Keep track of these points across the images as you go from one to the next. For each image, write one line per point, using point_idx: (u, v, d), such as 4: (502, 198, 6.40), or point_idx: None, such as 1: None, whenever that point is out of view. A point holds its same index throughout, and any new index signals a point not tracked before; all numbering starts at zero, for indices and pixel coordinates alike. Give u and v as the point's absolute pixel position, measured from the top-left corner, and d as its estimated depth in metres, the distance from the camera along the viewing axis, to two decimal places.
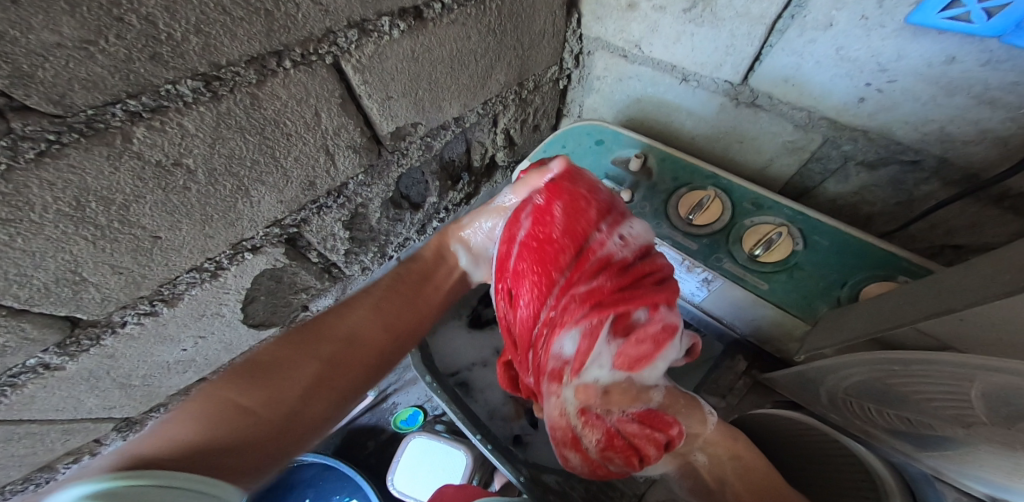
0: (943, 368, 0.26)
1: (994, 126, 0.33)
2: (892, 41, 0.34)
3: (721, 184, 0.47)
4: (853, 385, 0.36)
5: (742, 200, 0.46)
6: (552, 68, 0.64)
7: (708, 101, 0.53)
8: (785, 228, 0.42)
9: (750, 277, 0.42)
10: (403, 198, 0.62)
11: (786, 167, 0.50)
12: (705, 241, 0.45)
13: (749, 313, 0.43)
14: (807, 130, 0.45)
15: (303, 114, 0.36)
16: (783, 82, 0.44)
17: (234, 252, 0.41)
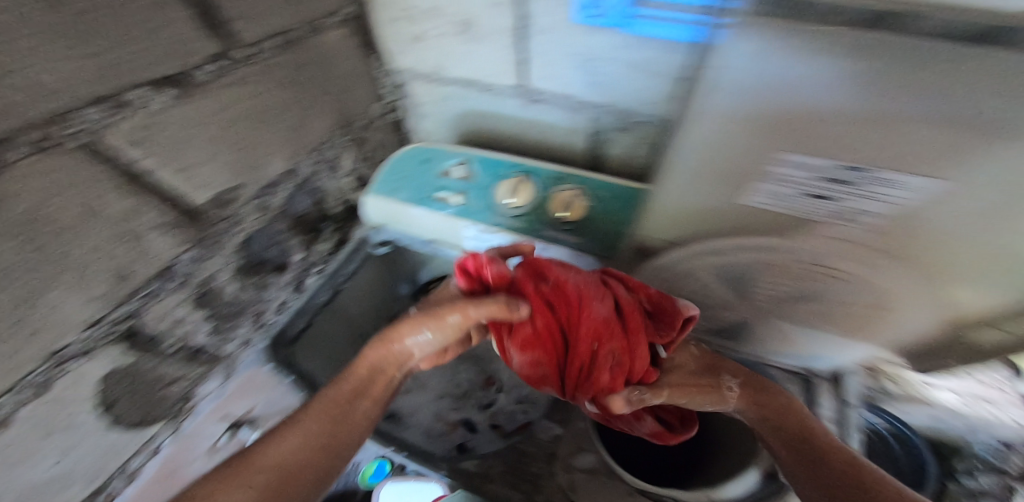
0: (687, 251, 0.38)
1: (664, 83, 0.48)
2: (583, 36, 0.47)
3: (527, 169, 0.54)
4: (658, 297, 0.46)
5: (543, 178, 0.53)
6: (375, 105, 0.69)
7: (509, 104, 0.63)
8: (577, 191, 0.51)
9: (566, 237, 0.50)
10: (263, 263, 0.62)
11: (578, 143, 0.63)
12: (526, 219, 0.52)
13: (580, 266, 0.50)
14: (579, 111, 0.58)
15: (86, 201, 0.37)
16: (546, 79, 0.56)
17: (58, 363, 0.39)
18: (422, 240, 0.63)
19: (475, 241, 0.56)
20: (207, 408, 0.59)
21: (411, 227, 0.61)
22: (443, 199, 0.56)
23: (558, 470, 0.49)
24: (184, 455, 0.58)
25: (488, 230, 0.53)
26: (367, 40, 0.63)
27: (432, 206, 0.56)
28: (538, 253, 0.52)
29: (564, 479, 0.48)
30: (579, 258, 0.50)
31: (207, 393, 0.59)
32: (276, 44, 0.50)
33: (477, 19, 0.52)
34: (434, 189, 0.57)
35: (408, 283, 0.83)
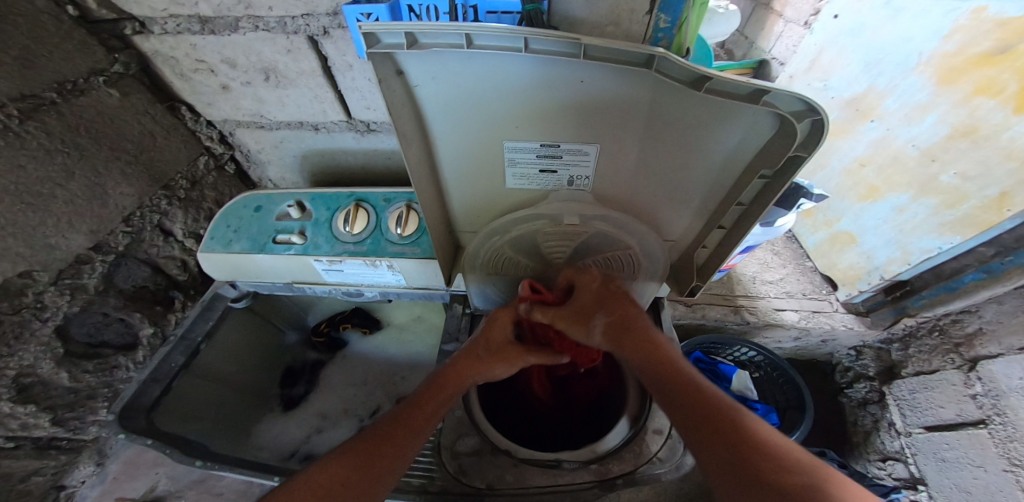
0: (491, 236, 0.46)
1: None
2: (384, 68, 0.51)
3: (359, 196, 0.58)
4: (495, 284, 0.53)
5: (376, 202, 0.57)
6: (201, 160, 0.66)
7: (342, 138, 0.66)
8: (407, 206, 0.55)
9: (408, 250, 0.53)
10: (99, 346, 0.59)
11: None
12: (369, 241, 0.55)
13: (432, 269, 0.53)
14: None
15: None
16: (368, 109, 0.60)
17: None
18: (279, 285, 0.62)
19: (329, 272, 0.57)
20: None
21: (262, 275, 0.59)
22: (284, 241, 0.56)
23: (443, 459, 0.48)
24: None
25: (335, 260, 0.54)
26: (168, 94, 0.60)
27: (274, 249, 0.55)
28: (391, 268, 0.54)
29: (451, 465, 0.47)
30: (425, 265, 0.53)
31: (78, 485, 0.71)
32: (30, 108, 0.44)
33: (276, 66, 0.54)
34: (273, 233, 0.56)
35: (292, 330, 0.80)
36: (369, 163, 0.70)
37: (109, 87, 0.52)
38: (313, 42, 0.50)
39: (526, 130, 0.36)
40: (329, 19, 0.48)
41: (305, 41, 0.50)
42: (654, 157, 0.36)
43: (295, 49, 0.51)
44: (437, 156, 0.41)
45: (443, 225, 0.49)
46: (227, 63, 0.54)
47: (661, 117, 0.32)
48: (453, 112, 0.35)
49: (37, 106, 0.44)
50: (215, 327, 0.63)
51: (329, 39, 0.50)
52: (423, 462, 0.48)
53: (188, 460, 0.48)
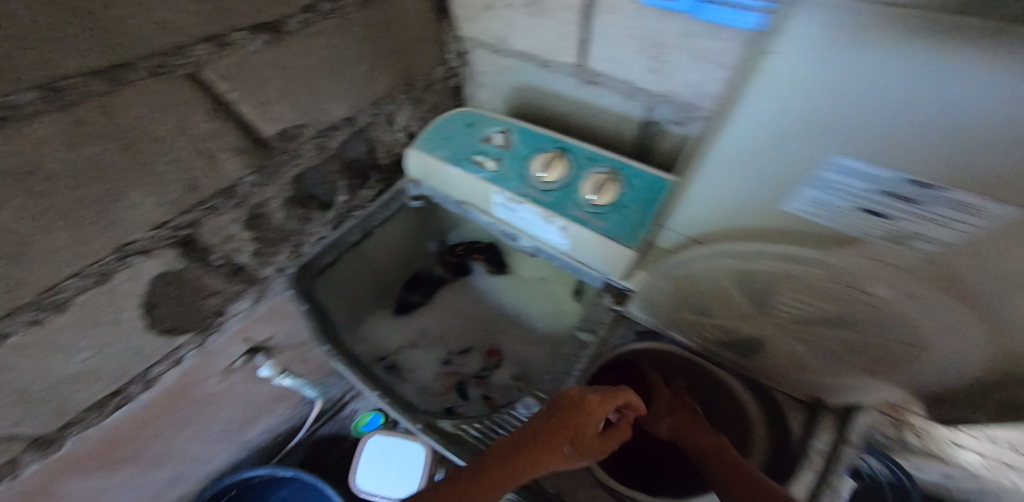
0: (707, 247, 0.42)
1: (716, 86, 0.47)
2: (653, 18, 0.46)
3: (564, 146, 0.56)
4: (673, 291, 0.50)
5: (580, 157, 0.55)
6: (438, 69, 0.73)
7: (562, 81, 0.64)
8: (611, 175, 0.51)
9: (590, 219, 0.50)
10: (311, 198, 0.66)
11: (629, 132, 0.63)
12: (555, 195, 0.53)
13: (601, 252, 0.50)
14: (632, 100, 0.58)
15: (174, 123, 0.41)
16: (605, 60, 0.55)
17: (121, 257, 0.43)
18: (451, 199, 0.66)
19: (501, 207, 0.58)
20: (235, 327, 0.65)
21: (444, 187, 0.64)
22: (479, 162, 0.59)
23: None
24: (209, 363, 0.65)
25: (517, 199, 0.55)
26: (442, 5, 0.66)
27: (467, 166, 0.59)
28: (562, 231, 0.53)
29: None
30: (599, 241, 0.50)
31: (242, 311, 0.64)
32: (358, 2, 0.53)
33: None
34: (473, 153, 0.59)
35: (435, 242, 0.80)
36: (575, 115, 0.68)
37: None
38: None
39: (884, 161, 0.24)
40: None
41: None
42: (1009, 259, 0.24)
43: None
44: (706, 140, 0.33)
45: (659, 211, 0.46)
46: None
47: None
48: (751, 121, 0.28)
49: (365, 3, 0.54)
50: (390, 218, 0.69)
51: None
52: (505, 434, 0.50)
53: (320, 340, 0.59)
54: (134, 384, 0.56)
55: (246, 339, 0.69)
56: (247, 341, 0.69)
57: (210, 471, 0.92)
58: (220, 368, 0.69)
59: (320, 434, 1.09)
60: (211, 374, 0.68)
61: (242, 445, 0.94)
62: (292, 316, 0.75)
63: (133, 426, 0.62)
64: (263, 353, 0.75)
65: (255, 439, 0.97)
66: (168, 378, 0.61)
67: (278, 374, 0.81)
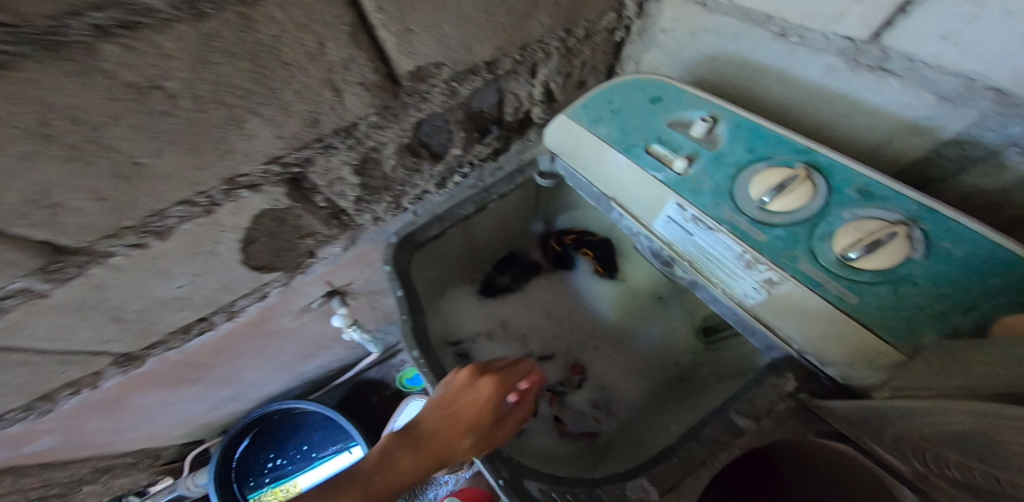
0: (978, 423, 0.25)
1: None
2: None
3: (812, 162, 0.46)
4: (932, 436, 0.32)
5: (845, 188, 0.44)
6: (609, 15, 0.57)
7: (812, 62, 0.45)
8: (900, 229, 0.39)
9: (832, 285, 0.41)
10: (424, 147, 0.59)
11: (909, 147, 0.44)
12: (779, 232, 0.44)
13: (823, 327, 0.41)
14: (957, 105, 0.37)
15: (314, 39, 0.33)
16: (937, 40, 0.35)
17: (228, 190, 0.40)
18: (593, 190, 0.60)
19: (674, 221, 0.50)
20: (320, 269, 0.66)
21: (593, 171, 0.58)
22: (657, 155, 0.52)
23: None
24: (291, 300, 0.67)
25: (710, 221, 0.47)
26: None
27: (639, 157, 0.53)
28: (766, 283, 0.44)
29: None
30: (834, 320, 0.40)
31: (330, 255, 0.64)
32: None
33: None
34: (652, 140, 0.53)
35: (540, 222, 0.80)
36: (798, 105, 0.51)
37: None
38: None
39: None
40: None
41: None
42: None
43: None
44: None
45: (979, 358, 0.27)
46: None
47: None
48: None
49: None
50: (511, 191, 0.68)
51: None
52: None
53: (411, 346, 0.58)
54: (218, 315, 0.59)
55: (327, 281, 0.70)
56: (326, 284, 0.70)
57: (265, 392, 1.07)
58: (298, 305, 0.71)
59: (366, 375, 1.27)
60: (289, 310, 0.71)
61: (295, 374, 1.05)
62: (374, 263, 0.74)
63: (210, 353, 0.68)
64: (337, 297, 0.77)
65: (307, 370, 1.07)
66: (251, 311, 0.63)
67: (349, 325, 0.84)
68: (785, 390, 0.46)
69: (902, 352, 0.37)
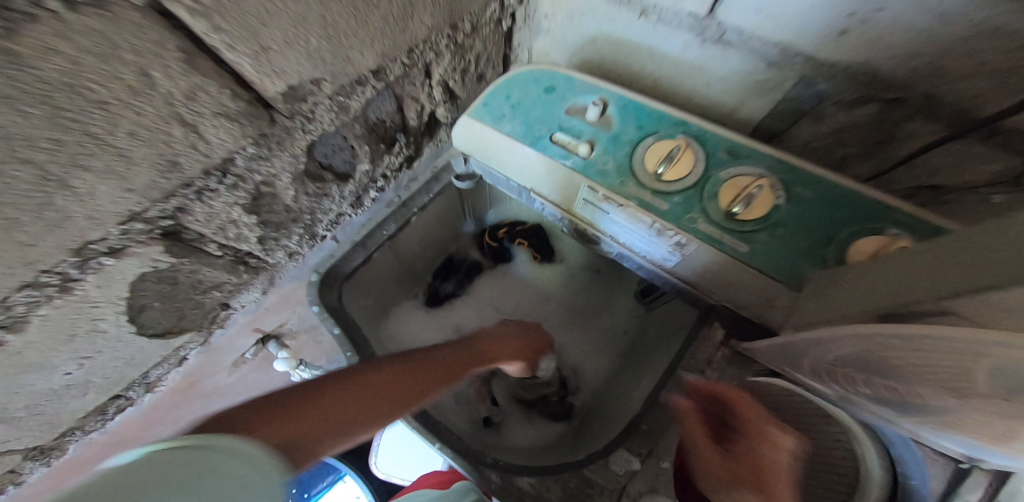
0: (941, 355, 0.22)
1: (994, 60, 0.29)
2: None
3: (691, 132, 0.48)
4: (841, 356, 0.33)
5: (717, 150, 0.46)
6: (491, 5, 0.55)
7: (672, 38, 0.48)
8: (765, 181, 0.42)
9: (726, 239, 0.43)
10: (326, 170, 0.54)
11: (755, 109, 0.49)
12: (677, 199, 0.46)
13: (729, 280, 0.44)
14: (780, 68, 0.42)
15: (131, 80, 0.27)
16: (755, 13, 0.39)
17: (83, 261, 0.33)
18: (512, 184, 0.60)
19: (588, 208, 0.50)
20: (243, 319, 0.58)
21: (505, 167, 0.57)
22: (561, 142, 0.52)
23: None
24: (216, 360, 0.60)
25: (618, 200, 0.48)
26: None
27: (547, 147, 0.52)
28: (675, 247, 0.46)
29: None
30: (735, 270, 0.43)
31: (248, 302, 0.56)
32: None
33: None
34: (554, 128, 0.53)
35: (471, 221, 0.78)
36: (672, 77, 0.53)
37: None
38: None
39: None
40: None
41: None
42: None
43: None
44: None
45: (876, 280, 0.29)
46: None
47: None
48: None
49: None
50: (430, 201, 0.67)
51: None
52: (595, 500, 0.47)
53: None
54: (133, 390, 0.52)
55: (256, 329, 0.62)
56: (256, 331, 0.63)
57: None
58: (229, 361, 0.64)
59: None
60: (219, 369, 0.63)
61: None
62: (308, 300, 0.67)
63: (143, 425, 0.61)
64: (275, 341, 0.68)
65: None
66: (173, 377, 0.55)
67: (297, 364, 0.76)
68: (717, 341, 0.48)
69: (791, 288, 0.40)
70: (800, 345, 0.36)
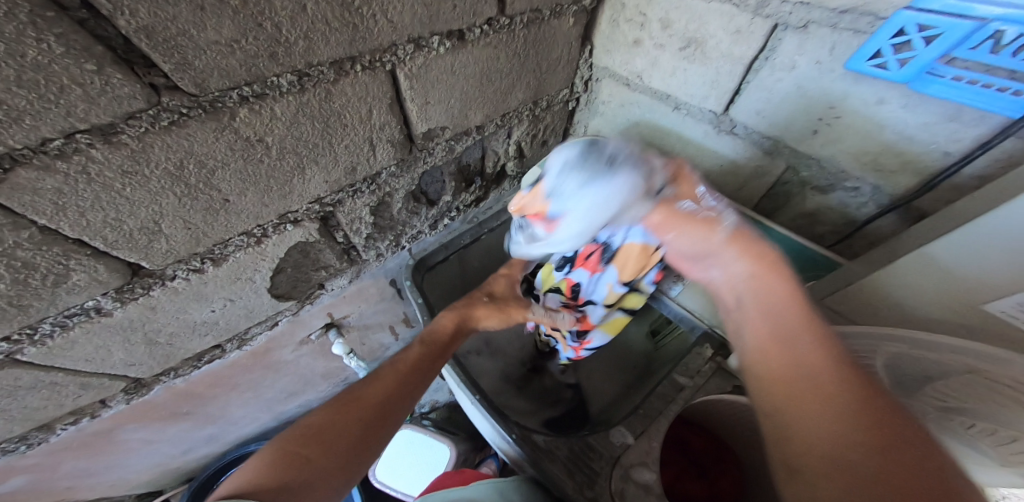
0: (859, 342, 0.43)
1: (912, 161, 0.46)
2: (841, 82, 0.46)
3: None
4: None
5: None
6: (564, 91, 0.74)
7: (696, 127, 0.65)
8: None
9: None
10: (423, 194, 0.68)
11: (757, 189, 0.64)
12: None
13: None
14: (773, 157, 0.59)
15: (361, 104, 0.43)
16: (756, 113, 0.56)
17: (280, 221, 0.47)
18: None
19: None
20: (327, 301, 0.71)
21: None
22: None
23: (614, 471, 0.54)
24: (293, 332, 0.71)
25: None
26: (587, 33, 0.68)
27: None
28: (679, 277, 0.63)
29: (615, 484, 0.53)
30: None
31: (337, 287, 0.69)
32: (527, 19, 0.53)
33: (704, 40, 0.54)
34: None
35: None
36: (695, 158, 0.69)
37: (572, 15, 0.60)
38: (778, 27, 0.47)
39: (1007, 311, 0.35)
40: (826, 15, 0.43)
41: (768, 25, 0.48)
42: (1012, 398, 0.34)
43: (745, 31, 0.50)
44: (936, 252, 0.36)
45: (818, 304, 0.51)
46: (662, 23, 0.57)
47: (997, 375, 0.34)
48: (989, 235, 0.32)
49: (532, 20, 0.54)
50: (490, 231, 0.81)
51: (800, 33, 0.46)
52: (595, 461, 0.54)
53: None
54: (230, 342, 0.63)
55: (328, 313, 0.74)
56: (328, 315, 0.75)
57: (246, 431, 0.95)
58: (299, 337, 0.75)
59: None
60: (290, 342, 0.74)
61: (278, 415, 0.96)
62: (371, 298, 0.79)
63: (210, 383, 0.69)
64: (335, 329, 0.80)
65: (289, 410, 0.98)
66: (260, 339, 0.67)
67: (346, 354, 0.86)
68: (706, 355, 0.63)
69: None
70: None
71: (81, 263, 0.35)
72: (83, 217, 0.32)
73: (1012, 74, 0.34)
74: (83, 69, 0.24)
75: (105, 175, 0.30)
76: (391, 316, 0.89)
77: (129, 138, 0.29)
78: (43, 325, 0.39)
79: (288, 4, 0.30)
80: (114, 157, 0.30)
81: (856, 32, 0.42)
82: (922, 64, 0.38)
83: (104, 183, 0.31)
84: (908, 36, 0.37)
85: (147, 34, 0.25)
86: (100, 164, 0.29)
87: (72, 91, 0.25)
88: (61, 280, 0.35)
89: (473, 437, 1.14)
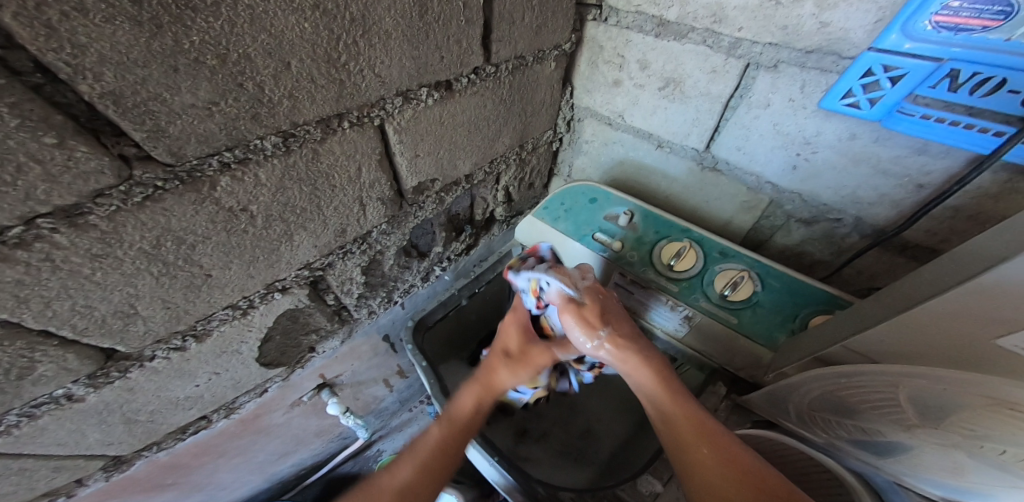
0: (881, 379, 0.33)
1: (889, 192, 0.46)
2: (816, 119, 0.47)
3: (695, 237, 0.57)
4: (815, 397, 0.42)
5: (712, 251, 0.55)
6: (547, 132, 0.75)
7: (681, 165, 0.65)
8: (747, 272, 0.52)
9: (721, 312, 0.52)
10: (413, 247, 0.65)
11: (743, 223, 0.64)
12: (684, 284, 0.55)
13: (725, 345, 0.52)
14: (756, 191, 0.59)
15: (352, 165, 0.41)
16: (736, 150, 0.57)
17: (267, 291, 0.44)
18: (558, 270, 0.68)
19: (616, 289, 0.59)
20: (319, 363, 0.65)
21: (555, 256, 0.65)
22: (601, 239, 0.60)
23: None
24: (283, 396, 0.65)
25: (641, 283, 0.56)
26: (567, 75, 0.69)
27: (589, 243, 0.61)
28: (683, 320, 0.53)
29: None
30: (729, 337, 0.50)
31: (329, 349, 0.64)
32: (512, 66, 0.54)
33: (682, 79, 0.55)
34: (596, 230, 0.62)
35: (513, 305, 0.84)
36: (681, 196, 0.69)
37: (553, 60, 0.61)
38: (750, 66, 0.49)
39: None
40: (794, 55, 0.45)
41: (741, 65, 0.49)
42: (1007, 423, 0.26)
43: (720, 71, 0.52)
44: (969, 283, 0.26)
45: (821, 336, 0.42)
46: (640, 64, 0.59)
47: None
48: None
49: (517, 67, 0.55)
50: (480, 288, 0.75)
51: (771, 73, 0.48)
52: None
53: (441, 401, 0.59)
54: (217, 412, 0.56)
55: (321, 375, 0.68)
56: (319, 377, 0.69)
57: (236, 496, 0.84)
58: (290, 400, 0.68)
59: (338, 473, 1.04)
60: (281, 405, 0.67)
61: (268, 476, 0.86)
62: (364, 355, 0.74)
63: (197, 453, 0.61)
64: (328, 389, 0.74)
65: (281, 472, 0.88)
66: (248, 407, 0.61)
67: (343, 413, 0.79)
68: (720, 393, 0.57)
69: (770, 352, 0.48)
70: (784, 390, 0.45)
71: (47, 355, 0.32)
72: (45, 308, 0.28)
73: (968, 111, 0.36)
74: (40, 143, 0.22)
75: (72, 261, 0.27)
76: (385, 370, 0.83)
77: (97, 219, 0.26)
78: (8, 416, 0.34)
79: (269, 63, 0.28)
80: (81, 240, 0.26)
81: (823, 71, 0.44)
82: (890, 102, 0.39)
83: (71, 269, 0.27)
84: (876, 75, 0.39)
85: (115, 99, 0.23)
86: (65, 251, 0.26)
87: (30, 170, 0.22)
88: (23, 374, 0.32)
89: (478, 483, 1.04)
